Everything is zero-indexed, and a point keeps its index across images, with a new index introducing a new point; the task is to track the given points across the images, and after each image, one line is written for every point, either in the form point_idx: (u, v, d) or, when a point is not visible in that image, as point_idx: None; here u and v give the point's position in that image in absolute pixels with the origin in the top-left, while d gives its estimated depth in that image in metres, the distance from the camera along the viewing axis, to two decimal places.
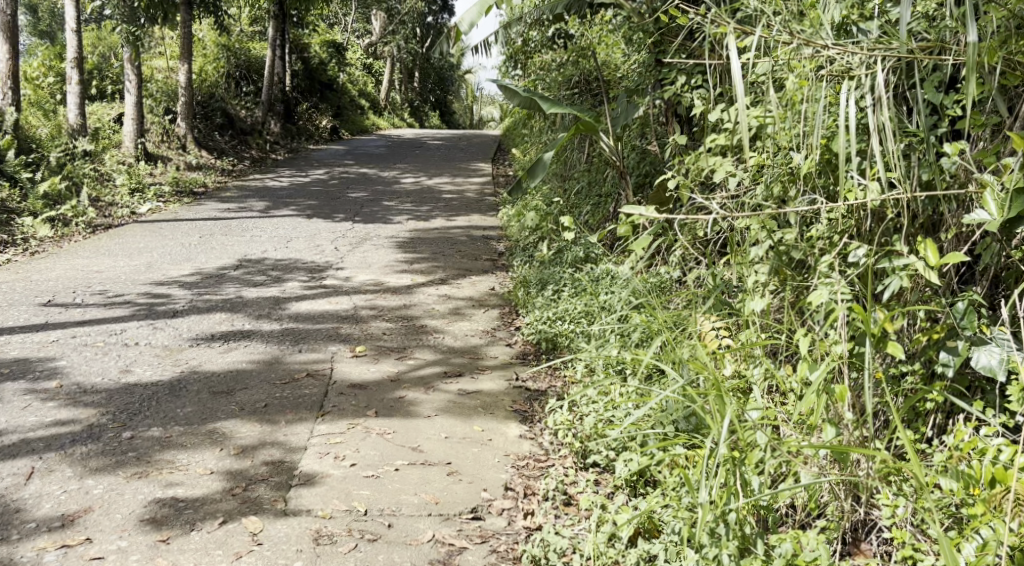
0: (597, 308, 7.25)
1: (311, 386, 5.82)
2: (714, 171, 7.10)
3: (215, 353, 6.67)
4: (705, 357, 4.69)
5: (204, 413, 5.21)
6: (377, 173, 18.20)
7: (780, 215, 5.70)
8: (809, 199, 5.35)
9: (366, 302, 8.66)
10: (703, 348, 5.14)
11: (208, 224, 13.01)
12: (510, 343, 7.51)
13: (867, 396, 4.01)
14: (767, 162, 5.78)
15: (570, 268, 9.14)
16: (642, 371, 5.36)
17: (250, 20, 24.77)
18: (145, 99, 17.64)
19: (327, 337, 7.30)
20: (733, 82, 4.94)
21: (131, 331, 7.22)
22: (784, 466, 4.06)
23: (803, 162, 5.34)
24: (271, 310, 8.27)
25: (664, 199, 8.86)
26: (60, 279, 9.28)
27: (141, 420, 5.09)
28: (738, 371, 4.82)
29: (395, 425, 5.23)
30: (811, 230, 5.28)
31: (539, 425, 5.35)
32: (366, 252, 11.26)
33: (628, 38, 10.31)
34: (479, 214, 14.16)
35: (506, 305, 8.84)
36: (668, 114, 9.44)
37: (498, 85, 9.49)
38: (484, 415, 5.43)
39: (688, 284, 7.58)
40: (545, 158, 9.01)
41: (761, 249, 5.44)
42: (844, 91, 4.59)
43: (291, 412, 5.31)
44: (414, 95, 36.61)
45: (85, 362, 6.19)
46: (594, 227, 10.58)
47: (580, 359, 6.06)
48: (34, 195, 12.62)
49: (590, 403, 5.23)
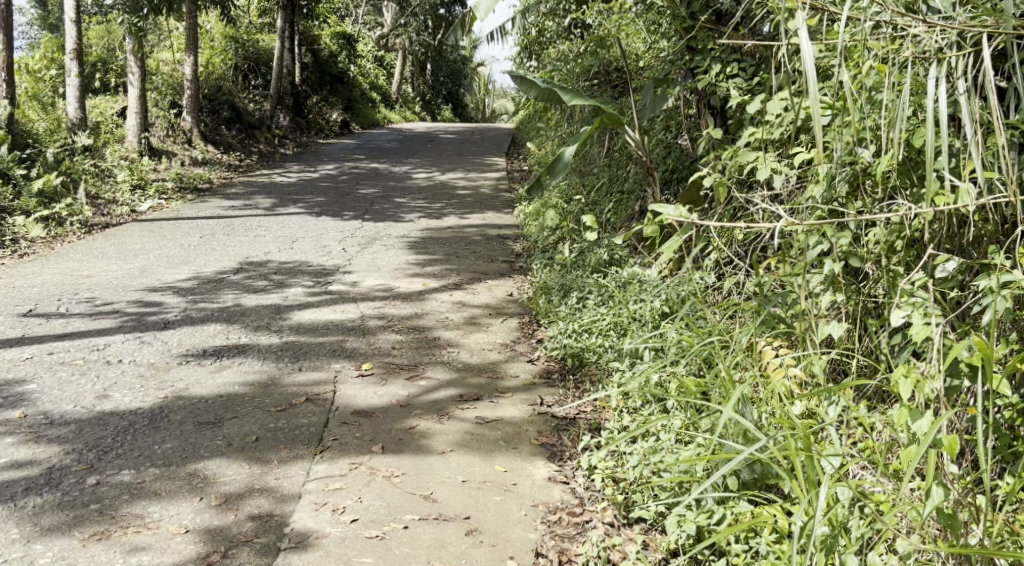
0: (629, 320, 6.61)
1: (311, 413, 5.16)
2: (758, 168, 6.47)
3: (205, 373, 6.01)
4: (774, 395, 4.06)
5: (185, 450, 4.55)
6: (388, 168, 17.54)
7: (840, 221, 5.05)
8: (890, 206, 4.65)
9: (375, 311, 8.01)
10: (764, 379, 4.52)
11: (210, 223, 12.37)
12: (532, 359, 6.82)
13: (983, 456, 3.38)
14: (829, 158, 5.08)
15: (593, 272, 8.55)
16: (690, 401, 4.69)
17: (258, 12, 24.15)
18: (150, 92, 17.01)
19: (331, 352, 6.64)
20: (804, 68, 4.21)
21: (115, 346, 6.55)
22: (881, 543, 3.43)
23: (878, 161, 4.69)
24: (271, 320, 7.61)
25: (696, 198, 8.20)
26: (46, 285, 8.65)
27: (110, 460, 4.43)
28: (809, 412, 4.19)
29: (405, 463, 4.56)
30: (887, 237, 4.61)
31: (570, 464, 4.68)
32: (376, 253, 10.61)
33: (656, 27, 9.76)
34: (495, 212, 13.48)
35: (525, 314, 8.16)
36: (699, 106, 8.76)
37: (514, 75, 8.80)
38: (508, 452, 4.76)
39: (727, 293, 6.90)
40: (567, 154, 8.30)
41: (833, 265, 4.79)
42: (935, 76, 3.86)
43: (285, 448, 4.65)
44: (426, 88, 35.94)
45: (58, 385, 5.52)
46: (617, 225, 9.87)
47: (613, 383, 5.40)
48: (28, 193, 11.99)
49: (634, 441, 4.58)
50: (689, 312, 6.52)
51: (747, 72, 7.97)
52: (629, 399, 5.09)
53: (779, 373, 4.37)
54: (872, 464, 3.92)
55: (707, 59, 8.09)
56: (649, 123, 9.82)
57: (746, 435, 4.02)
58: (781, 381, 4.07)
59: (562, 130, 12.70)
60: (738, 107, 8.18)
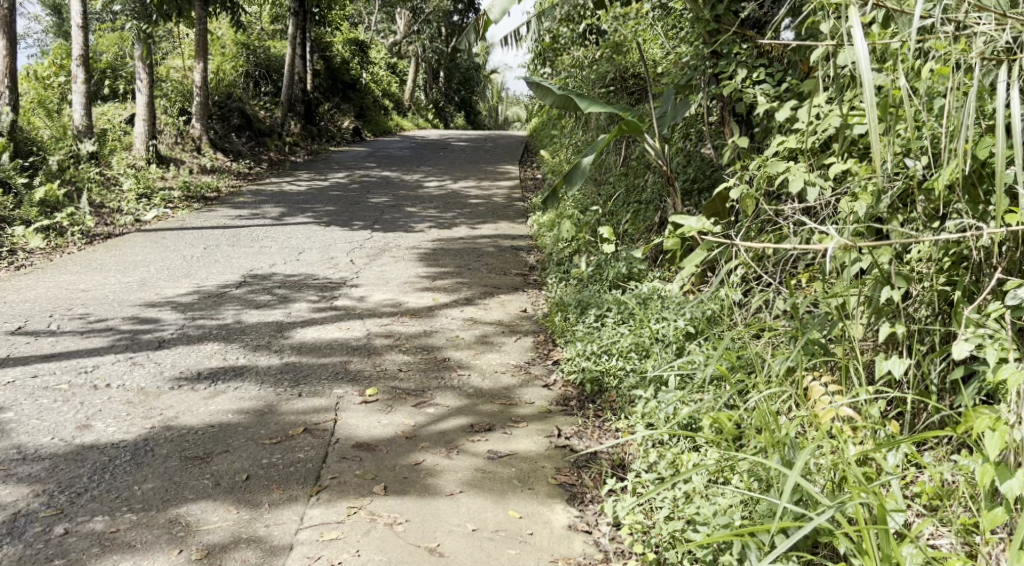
0: (652, 342, 6.23)
1: (308, 446, 4.75)
2: (791, 177, 6.21)
3: (198, 399, 5.60)
4: (828, 444, 3.71)
5: (167, 491, 4.23)
6: (400, 176, 17.13)
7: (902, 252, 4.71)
8: (958, 226, 4.28)
9: (382, 328, 7.60)
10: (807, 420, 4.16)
11: (216, 233, 11.98)
12: (547, 384, 6.35)
13: None
14: (883, 170, 4.67)
15: (611, 288, 8.21)
16: (727, 440, 4.33)
17: (270, 18, 23.77)
18: (158, 98, 16.65)
19: (334, 375, 6.23)
20: (859, 72, 3.76)
21: (104, 368, 6.15)
22: None
23: (939, 174, 4.26)
24: (272, 339, 7.21)
25: (719, 210, 7.83)
26: (39, 300, 8.28)
27: (83, 505, 4.13)
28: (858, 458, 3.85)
29: (409, 507, 4.23)
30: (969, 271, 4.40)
31: (593, 510, 4.36)
32: (385, 265, 10.22)
33: (675, 33, 9.34)
34: (508, 222, 13.06)
35: (541, 331, 7.72)
36: (722, 114, 8.34)
37: (529, 82, 8.38)
38: (523, 493, 4.42)
39: (756, 312, 6.54)
40: (585, 163, 7.88)
41: (892, 291, 4.60)
42: (1007, 81, 3.43)
43: (279, 488, 4.31)
44: (439, 94, 35.56)
45: (37, 413, 5.12)
46: (635, 238, 9.46)
47: (642, 413, 5.16)
48: (29, 202, 11.63)
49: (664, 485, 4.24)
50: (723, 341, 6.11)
51: (774, 78, 7.64)
52: (655, 431, 4.69)
53: (830, 415, 4.00)
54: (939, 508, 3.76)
55: (732, 64, 7.77)
56: (668, 130, 9.43)
57: (797, 491, 3.68)
58: (835, 428, 3.71)
59: (576, 137, 12.27)
60: (765, 114, 7.81)
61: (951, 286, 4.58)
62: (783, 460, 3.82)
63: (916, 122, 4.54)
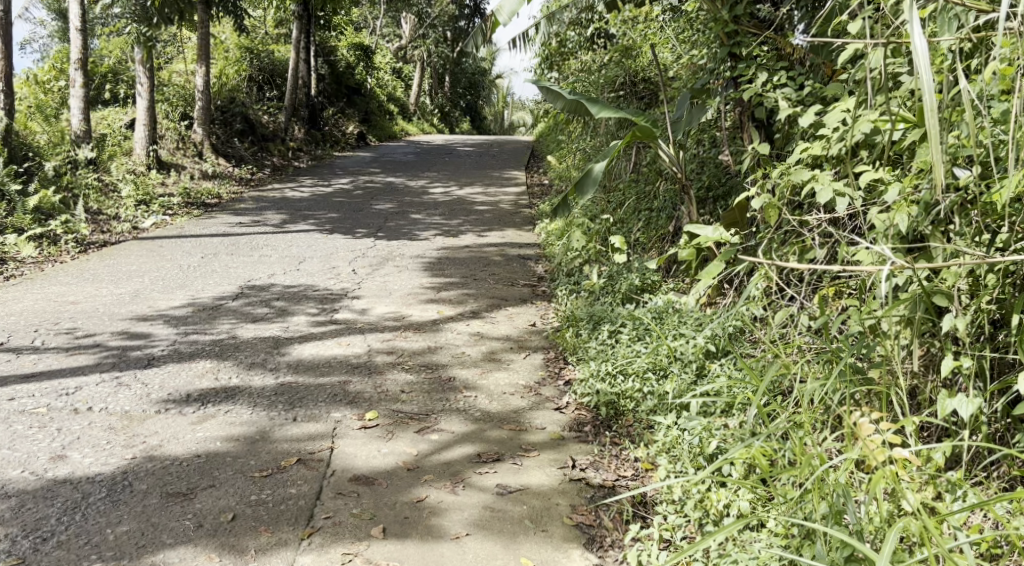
0: (671, 360, 5.87)
1: (302, 479, 4.46)
2: (820, 187, 5.85)
3: (185, 425, 5.23)
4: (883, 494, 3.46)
5: (143, 535, 4.00)
6: (405, 182, 16.77)
7: (967, 270, 4.47)
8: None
9: (383, 344, 7.22)
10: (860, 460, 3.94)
11: (215, 241, 11.62)
12: (560, 407, 5.95)
13: None
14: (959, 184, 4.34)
15: (624, 300, 7.83)
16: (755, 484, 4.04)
17: (274, 22, 23.40)
18: (160, 103, 16.31)
19: (331, 397, 5.85)
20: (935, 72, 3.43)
21: (87, 390, 5.75)
22: None
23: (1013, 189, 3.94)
24: (268, 356, 6.83)
25: (737, 218, 7.40)
26: (26, 313, 7.95)
27: (48, 552, 3.90)
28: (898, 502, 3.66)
29: (410, 553, 4.01)
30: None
31: (614, 554, 4.14)
32: (388, 275, 9.84)
33: (687, 37, 9.03)
34: (515, 229, 12.69)
35: (551, 348, 7.33)
36: (741, 119, 7.92)
37: (539, 85, 7.99)
38: (536, 537, 4.18)
39: (781, 329, 6.19)
40: (596, 169, 7.50)
41: (952, 320, 4.42)
42: None
43: (267, 531, 4.08)
44: (445, 99, 35.23)
45: (8, 441, 4.75)
46: (648, 247, 9.07)
47: (668, 439, 4.84)
48: (23, 209, 11.28)
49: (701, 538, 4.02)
50: (749, 365, 5.73)
51: (795, 82, 7.25)
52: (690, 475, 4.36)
53: (884, 456, 3.73)
54: (998, 557, 3.70)
55: (751, 67, 7.36)
56: (681, 136, 9.09)
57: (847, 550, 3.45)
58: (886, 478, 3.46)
59: (584, 144, 11.92)
60: (786, 120, 7.44)
61: (1001, 304, 4.41)
62: (834, 512, 3.58)
63: (991, 134, 4.24)
